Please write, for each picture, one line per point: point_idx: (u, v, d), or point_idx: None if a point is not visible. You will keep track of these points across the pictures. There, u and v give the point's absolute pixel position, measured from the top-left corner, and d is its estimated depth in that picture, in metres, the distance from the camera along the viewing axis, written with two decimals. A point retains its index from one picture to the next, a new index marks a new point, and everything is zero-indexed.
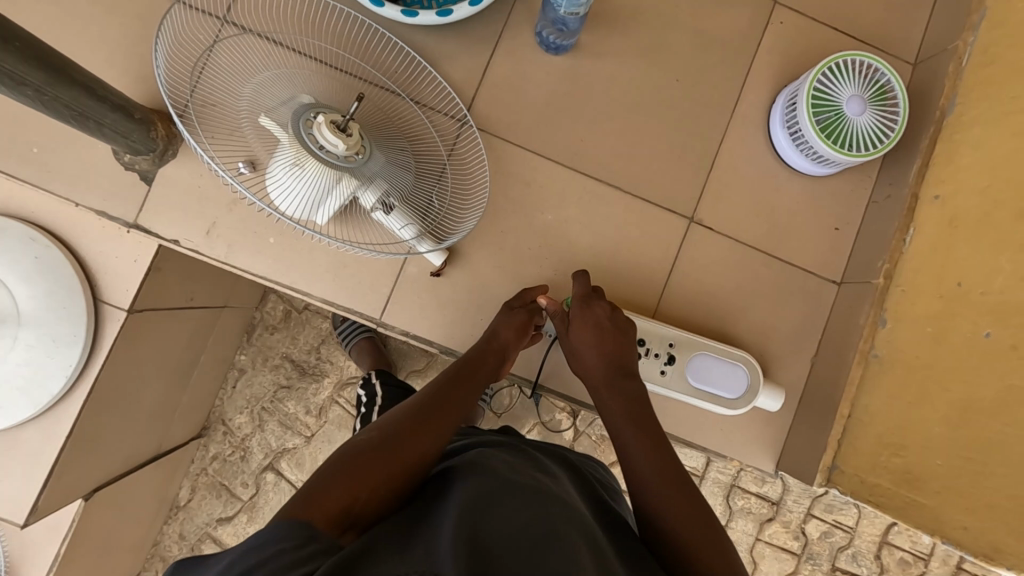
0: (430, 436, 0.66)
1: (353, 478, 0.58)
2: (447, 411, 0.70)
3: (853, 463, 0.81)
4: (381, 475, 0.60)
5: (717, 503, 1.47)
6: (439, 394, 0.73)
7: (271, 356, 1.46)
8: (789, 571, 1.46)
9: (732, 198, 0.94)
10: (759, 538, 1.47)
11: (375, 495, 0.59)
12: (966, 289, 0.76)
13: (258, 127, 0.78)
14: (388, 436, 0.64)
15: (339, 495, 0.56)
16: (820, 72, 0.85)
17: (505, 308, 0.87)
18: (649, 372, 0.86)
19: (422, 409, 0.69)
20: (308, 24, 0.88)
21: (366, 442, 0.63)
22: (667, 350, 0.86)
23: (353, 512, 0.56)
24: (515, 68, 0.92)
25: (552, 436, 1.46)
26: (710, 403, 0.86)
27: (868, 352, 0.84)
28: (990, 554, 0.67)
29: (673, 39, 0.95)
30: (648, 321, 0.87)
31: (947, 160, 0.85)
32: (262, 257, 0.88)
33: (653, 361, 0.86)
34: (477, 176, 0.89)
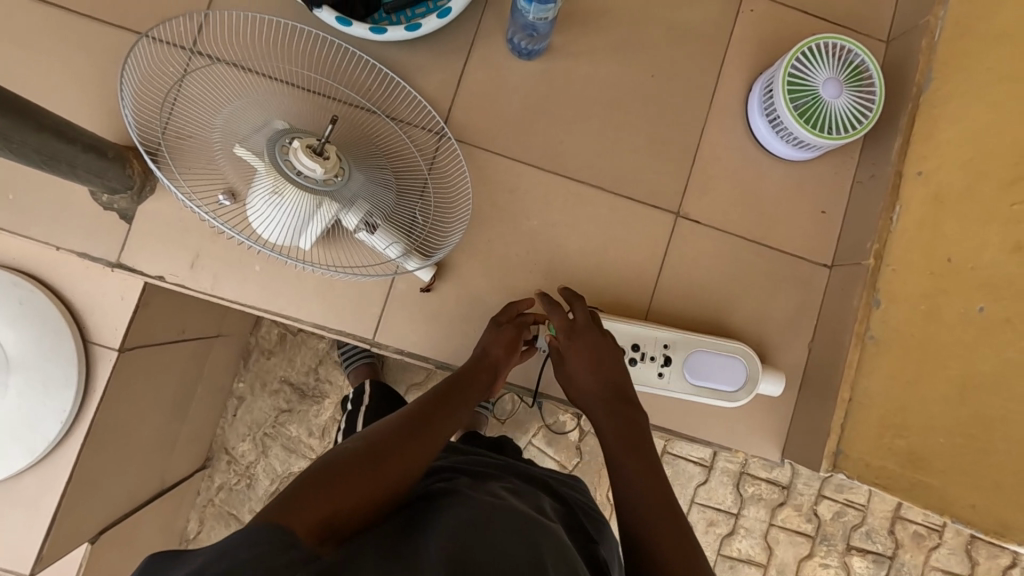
0: (417, 452, 0.65)
1: (336, 488, 0.56)
2: (437, 428, 0.70)
3: (857, 446, 0.81)
4: (368, 483, 0.59)
5: (727, 491, 1.47)
6: (428, 406, 0.72)
7: (269, 380, 1.45)
8: (804, 554, 1.46)
9: (717, 190, 0.94)
10: (771, 523, 1.47)
11: (358, 507, 0.58)
12: (956, 265, 0.75)
13: (234, 157, 0.78)
14: (375, 446, 0.63)
15: (318, 505, 0.54)
16: (794, 58, 0.85)
17: (492, 323, 0.86)
18: (646, 375, 0.85)
19: (413, 421, 0.69)
20: (279, 50, 0.87)
21: (349, 453, 0.62)
22: (661, 352, 0.85)
23: (334, 524, 0.55)
24: (489, 75, 0.92)
25: (557, 438, 1.46)
26: (712, 398, 0.85)
27: (864, 334, 0.84)
28: (1001, 531, 0.65)
29: (644, 35, 0.95)
30: (641, 325, 0.86)
31: (927, 136, 0.85)
32: (249, 286, 0.88)
33: (649, 364, 0.85)
34: (457, 187, 0.88)
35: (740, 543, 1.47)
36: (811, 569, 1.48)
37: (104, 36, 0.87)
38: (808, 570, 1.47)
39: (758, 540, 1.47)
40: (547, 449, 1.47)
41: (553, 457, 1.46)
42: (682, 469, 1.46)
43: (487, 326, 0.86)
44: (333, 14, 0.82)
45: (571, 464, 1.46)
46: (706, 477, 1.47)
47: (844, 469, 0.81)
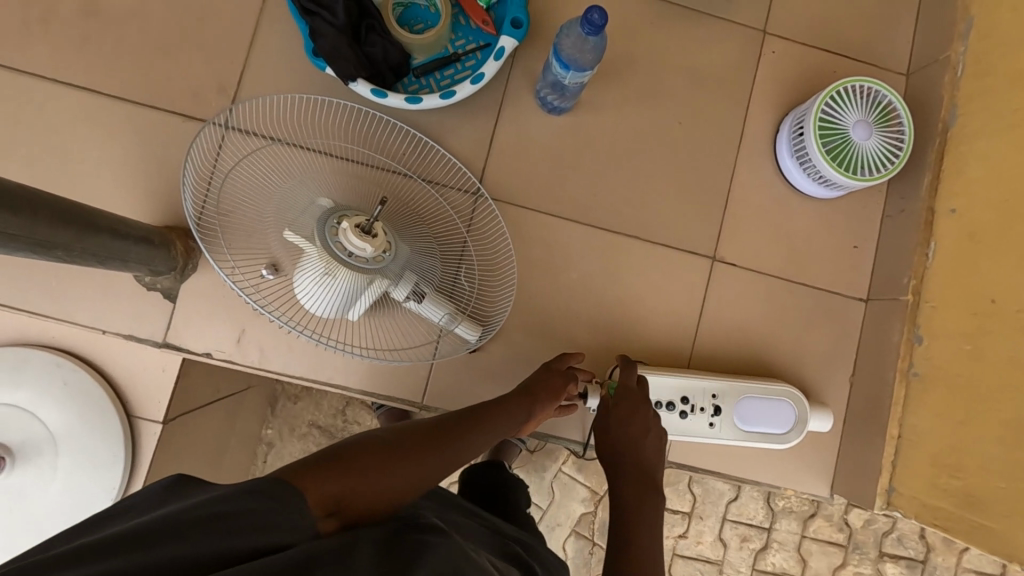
0: (437, 466, 0.63)
1: (353, 473, 0.54)
2: (456, 444, 0.67)
3: (910, 485, 0.82)
4: (385, 482, 0.57)
5: (759, 507, 1.49)
6: (449, 422, 0.70)
7: (298, 425, 1.45)
8: (838, 564, 1.47)
9: (750, 231, 0.95)
10: (803, 535, 1.49)
11: (373, 503, 0.55)
12: (1000, 305, 0.75)
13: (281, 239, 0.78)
14: (399, 446, 0.61)
15: (333, 479, 0.52)
16: (825, 101, 0.86)
17: (544, 366, 0.87)
18: (698, 426, 0.86)
19: (434, 431, 0.67)
20: (313, 121, 0.87)
21: (368, 443, 0.59)
22: (711, 402, 0.86)
23: (343, 508, 0.52)
24: (521, 132, 0.92)
25: (588, 464, 1.48)
26: (764, 442, 0.86)
27: (907, 370, 0.86)
28: None
29: (669, 82, 0.96)
30: (690, 377, 0.87)
31: (957, 172, 0.86)
32: (297, 357, 0.88)
33: (700, 415, 0.86)
34: (496, 247, 0.89)
35: (775, 557, 1.48)
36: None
37: (138, 118, 0.87)
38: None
39: (791, 553, 1.48)
40: (577, 476, 1.48)
41: (584, 483, 1.48)
42: (713, 487, 1.48)
43: (537, 370, 0.86)
44: (368, 87, 0.82)
45: (602, 490, 1.48)
46: (737, 494, 1.48)
47: (899, 506, 0.83)
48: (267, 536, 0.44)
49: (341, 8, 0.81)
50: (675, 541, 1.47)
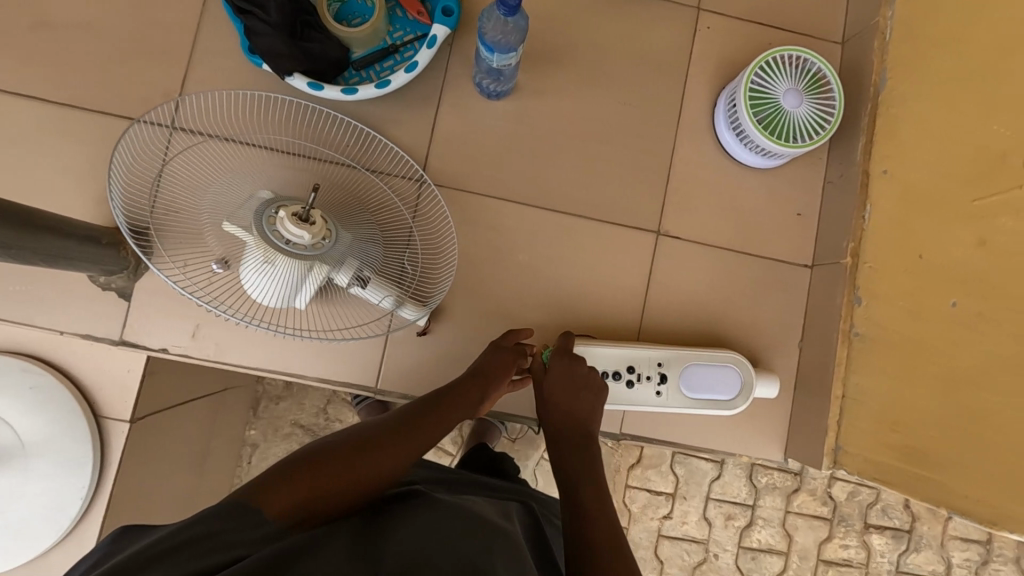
0: (396, 453, 0.67)
1: (316, 475, 0.61)
2: (426, 430, 0.72)
3: (854, 443, 0.83)
4: (350, 476, 0.63)
5: (742, 485, 1.50)
6: (416, 411, 0.74)
7: (283, 425, 1.47)
8: (824, 538, 1.48)
9: (695, 204, 0.96)
10: (787, 511, 1.49)
11: (339, 495, 0.62)
12: (927, 261, 0.75)
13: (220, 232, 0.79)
14: (362, 441, 0.66)
15: (298, 487, 0.59)
16: (754, 72, 0.88)
17: (494, 346, 0.88)
18: (645, 395, 0.88)
19: (399, 420, 0.72)
20: (257, 118, 0.90)
21: (330, 445, 0.65)
22: (657, 371, 0.88)
23: (312, 508, 0.60)
24: (462, 119, 0.94)
25: None
26: (711, 409, 0.88)
27: (849, 331, 0.86)
28: (994, 520, 0.62)
29: (607, 62, 0.97)
30: (633, 347, 0.88)
31: (888, 134, 0.87)
32: (252, 348, 0.90)
33: (646, 384, 0.88)
34: (441, 232, 0.91)
35: (761, 533, 1.49)
36: (832, 551, 1.50)
37: (84, 121, 0.89)
38: (830, 553, 1.49)
39: (777, 529, 1.49)
40: None
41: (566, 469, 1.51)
42: (695, 468, 1.49)
43: (486, 349, 0.87)
44: (305, 80, 0.85)
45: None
46: (719, 472, 1.50)
47: (844, 465, 0.83)
48: (230, 551, 0.52)
49: (275, 7, 0.82)
50: (660, 522, 1.48)
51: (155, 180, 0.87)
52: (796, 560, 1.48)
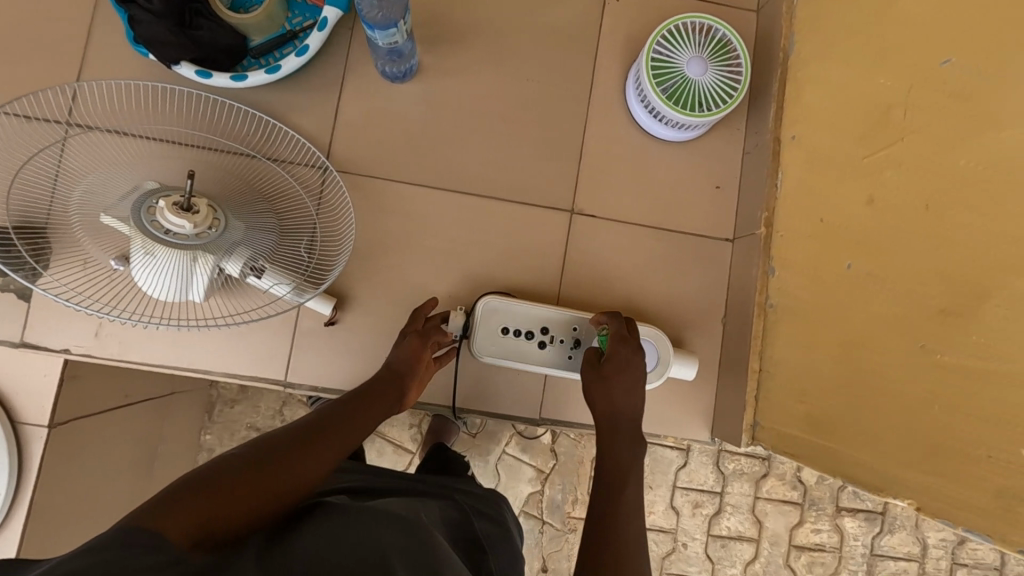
0: (320, 458, 0.64)
1: (224, 494, 0.53)
2: (338, 431, 0.68)
3: (768, 417, 0.80)
4: (257, 494, 0.56)
5: (707, 472, 1.39)
6: (325, 414, 0.70)
7: (238, 428, 1.42)
8: (795, 523, 1.36)
9: (610, 180, 0.94)
10: (757, 497, 1.38)
11: (251, 512, 0.55)
12: (827, 224, 0.72)
13: (97, 227, 0.76)
14: (265, 453, 0.60)
15: (199, 508, 0.51)
16: (656, 42, 0.86)
17: (399, 335, 0.86)
18: (558, 358, 0.86)
19: (309, 427, 0.66)
20: (153, 110, 0.88)
21: (241, 458, 0.58)
22: (572, 335, 0.86)
23: (218, 526, 0.51)
24: (366, 103, 0.92)
25: (532, 443, 1.39)
26: None
27: (764, 303, 0.84)
28: (879, 487, 0.58)
29: (515, 39, 0.95)
30: (553, 310, 0.86)
31: (795, 99, 0.85)
32: (155, 346, 0.87)
33: (560, 347, 0.86)
34: (341, 217, 0.89)
35: (729, 521, 1.38)
36: (804, 536, 1.39)
37: None
38: (801, 539, 1.37)
39: (746, 515, 1.38)
40: (523, 456, 1.39)
41: (529, 462, 1.39)
42: (658, 454, 1.38)
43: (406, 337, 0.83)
44: (192, 68, 0.84)
45: (549, 468, 1.38)
46: (685, 460, 1.38)
47: (761, 440, 0.81)
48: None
49: None
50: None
51: (33, 176, 0.85)
52: (767, 547, 1.37)
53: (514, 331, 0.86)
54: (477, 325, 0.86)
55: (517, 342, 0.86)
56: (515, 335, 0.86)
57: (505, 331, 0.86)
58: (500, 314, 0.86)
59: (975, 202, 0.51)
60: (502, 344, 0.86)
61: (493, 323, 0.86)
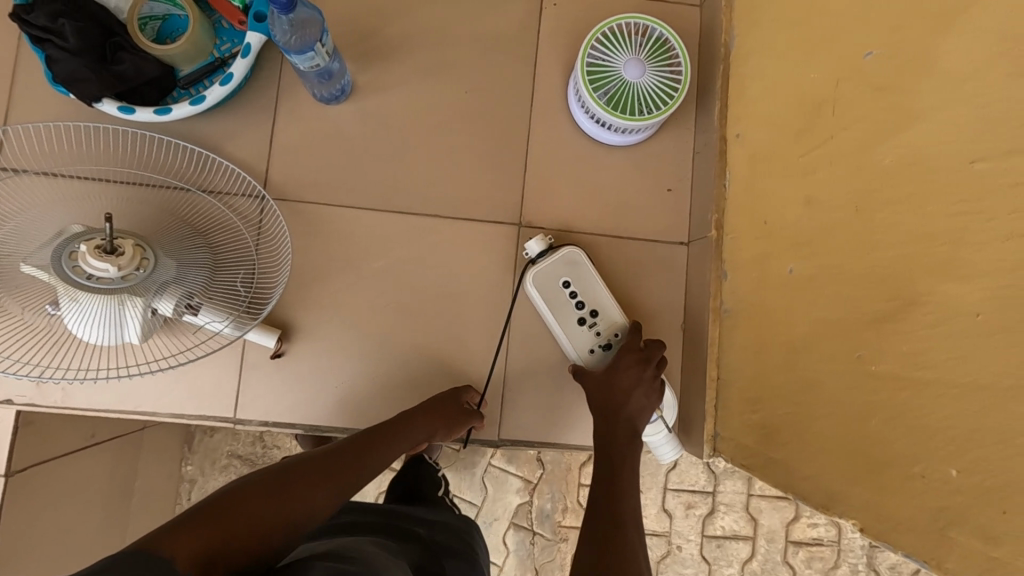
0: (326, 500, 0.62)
1: (232, 516, 0.53)
2: (347, 472, 0.66)
3: (727, 428, 0.77)
4: (265, 521, 0.55)
5: (698, 473, 1.31)
6: (333, 451, 0.68)
7: (219, 457, 1.29)
8: (790, 519, 1.29)
9: (558, 190, 0.91)
10: (750, 494, 1.30)
11: (260, 541, 0.54)
12: (770, 226, 0.70)
13: (15, 278, 0.74)
14: (275, 483, 0.59)
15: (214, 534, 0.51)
16: (591, 46, 0.83)
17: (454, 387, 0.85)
18: (579, 339, 0.84)
19: (316, 461, 0.65)
20: (83, 149, 0.86)
21: (251, 487, 0.58)
22: (610, 337, 0.84)
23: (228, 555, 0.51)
24: (301, 127, 0.90)
25: (516, 454, 1.30)
26: None
27: (719, 308, 0.81)
28: (826, 504, 0.55)
29: (451, 52, 0.92)
30: (617, 311, 0.84)
31: (738, 95, 0.82)
32: (98, 390, 0.85)
33: (591, 335, 0.84)
34: (280, 246, 0.87)
35: (724, 520, 1.29)
36: (801, 531, 1.31)
37: None
38: (798, 534, 1.30)
39: (741, 513, 1.30)
40: (508, 467, 1.30)
41: (516, 473, 1.29)
42: (647, 458, 1.28)
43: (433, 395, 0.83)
44: (116, 104, 0.82)
45: (537, 477, 1.29)
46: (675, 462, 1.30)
47: (722, 451, 0.78)
48: None
49: (72, 32, 0.78)
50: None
51: None
52: (764, 545, 1.29)
53: (571, 291, 0.84)
54: (550, 260, 0.84)
55: (564, 303, 0.84)
56: (571, 294, 0.84)
57: (564, 284, 0.84)
58: (579, 271, 0.84)
59: (898, 203, 0.48)
60: (554, 290, 0.84)
61: (563, 269, 0.84)
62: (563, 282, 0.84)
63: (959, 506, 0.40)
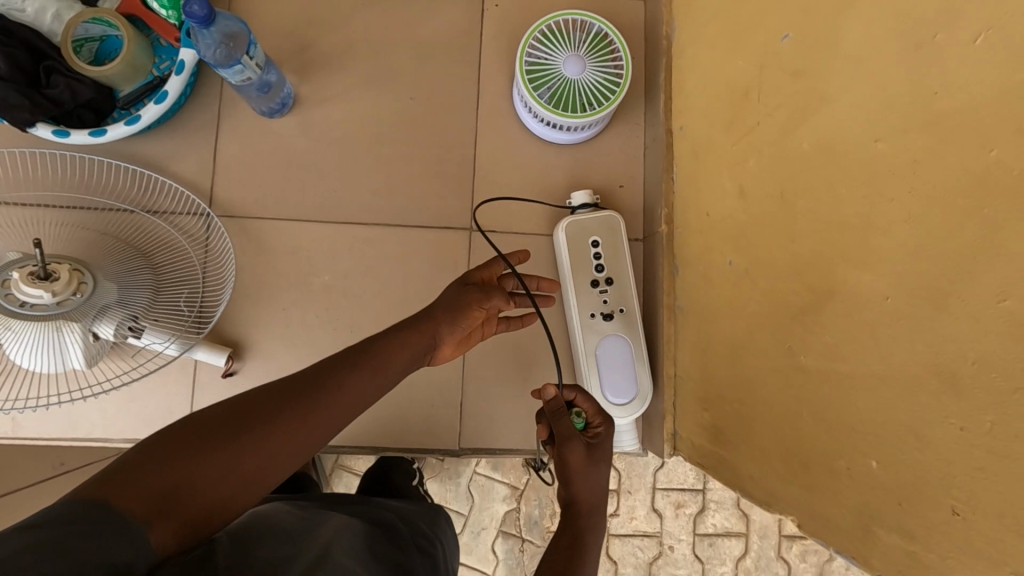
0: (296, 444, 0.50)
1: (193, 462, 0.45)
2: (339, 398, 0.54)
3: (685, 426, 0.76)
4: (228, 475, 0.46)
5: (687, 472, 1.25)
6: (334, 369, 0.55)
7: None
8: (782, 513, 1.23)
9: (508, 192, 0.90)
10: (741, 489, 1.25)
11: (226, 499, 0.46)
12: (712, 219, 0.68)
13: None
14: (247, 415, 0.49)
15: (153, 489, 0.42)
16: (530, 44, 0.82)
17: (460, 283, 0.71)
18: (587, 301, 0.81)
19: (308, 386, 0.53)
20: (25, 175, 0.85)
21: (225, 420, 0.48)
22: (615, 309, 0.81)
23: (177, 520, 0.42)
24: (245, 142, 0.89)
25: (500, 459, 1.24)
26: (593, 384, 0.79)
27: (673, 305, 0.80)
28: (770, 501, 0.54)
29: (393, 60, 0.91)
30: (633, 289, 0.82)
31: (680, 87, 0.81)
32: (49, 419, 0.84)
33: (600, 302, 0.81)
34: (228, 264, 0.86)
35: (715, 518, 1.24)
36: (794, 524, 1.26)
37: None
38: (791, 529, 1.25)
39: (732, 510, 1.25)
40: (494, 474, 1.25)
41: (502, 480, 1.24)
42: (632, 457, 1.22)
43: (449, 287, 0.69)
44: (50, 129, 0.80)
45: (523, 483, 1.24)
46: (663, 461, 1.24)
47: (682, 450, 0.77)
48: None
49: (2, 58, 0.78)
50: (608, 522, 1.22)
51: None
52: (757, 541, 1.23)
53: (596, 252, 0.82)
54: (589, 215, 0.83)
55: (585, 259, 0.82)
56: (595, 254, 0.82)
57: (592, 242, 0.82)
58: (610, 235, 0.83)
59: (813, 190, 0.47)
60: (580, 245, 0.82)
61: (594, 228, 0.83)
62: (590, 241, 0.82)
63: (883, 501, 0.39)
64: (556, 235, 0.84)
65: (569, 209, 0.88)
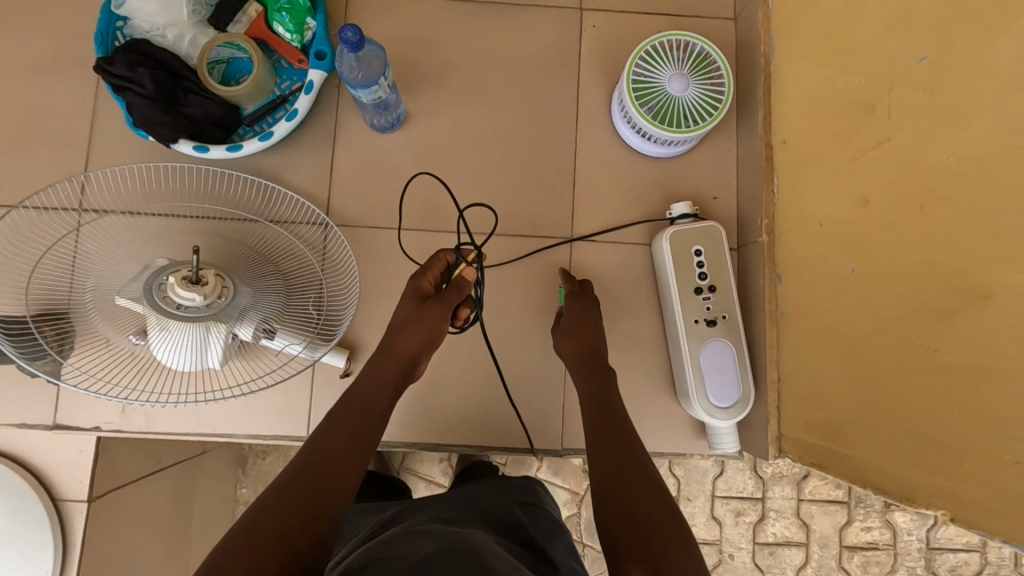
0: (318, 505, 0.58)
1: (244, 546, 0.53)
2: (323, 466, 0.62)
3: (791, 427, 0.79)
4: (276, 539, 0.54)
5: (745, 480, 1.21)
6: (308, 448, 0.64)
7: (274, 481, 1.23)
8: (843, 523, 1.19)
9: (604, 203, 0.94)
10: (801, 499, 1.20)
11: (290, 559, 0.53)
12: (823, 228, 0.71)
13: (102, 309, 0.77)
14: (259, 509, 0.56)
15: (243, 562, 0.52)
16: (635, 63, 0.86)
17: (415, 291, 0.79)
18: (691, 308, 0.85)
19: (301, 467, 0.61)
20: (159, 186, 0.92)
21: (252, 516, 0.56)
22: (718, 315, 0.84)
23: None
24: (358, 155, 0.95)
25: (562, 463, 1.25)
26: (697, 390, 0.83)
27: (775, 311, 0.83)
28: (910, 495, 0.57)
29: (495, 77, 0.97)
30: (734, 295, 0.85)
31: (781, 102, 0.84)
32: (178, 414, 0.90)
33: (703, 309, 0.85)
34: (346, 270, 0.91)
35: (774, 527, 1.20)
36: (854, 535, 1.20)
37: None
38: (852, 538, 1.19)
39: (791, 519, 1.20)
40: (554, 479, 1.26)
41: (563, 485, 1.25)
42: (692, 463, 1.20)
43: (407, 303, 0.78)
44: (190, 143, 0.87)
45: (583, 489, 1.25)
46: (722, 468, 1.20)
47: (788, 452, 0.79)
48: None
49: (149, 80, 0.84)
50: None
51: (54, 263, 0.87)
52: (818, 551, 1.18)
53: (698, 260, 0.86)
54: (690, 225, 0.87)
55: (688, 267, 0.85)
56: (697, 263, 0.86)
57: (694, 251, 0.86)
58: (712, 244, 0.86)
59: (963, 201, 0.50)
60: (683, 254, 0.86)
61: (696, 238, 0.86)
62: (692, 251, 0.86)
63: None
64: (658, 244, 0.88)
65: (666, 219, 0.92)
